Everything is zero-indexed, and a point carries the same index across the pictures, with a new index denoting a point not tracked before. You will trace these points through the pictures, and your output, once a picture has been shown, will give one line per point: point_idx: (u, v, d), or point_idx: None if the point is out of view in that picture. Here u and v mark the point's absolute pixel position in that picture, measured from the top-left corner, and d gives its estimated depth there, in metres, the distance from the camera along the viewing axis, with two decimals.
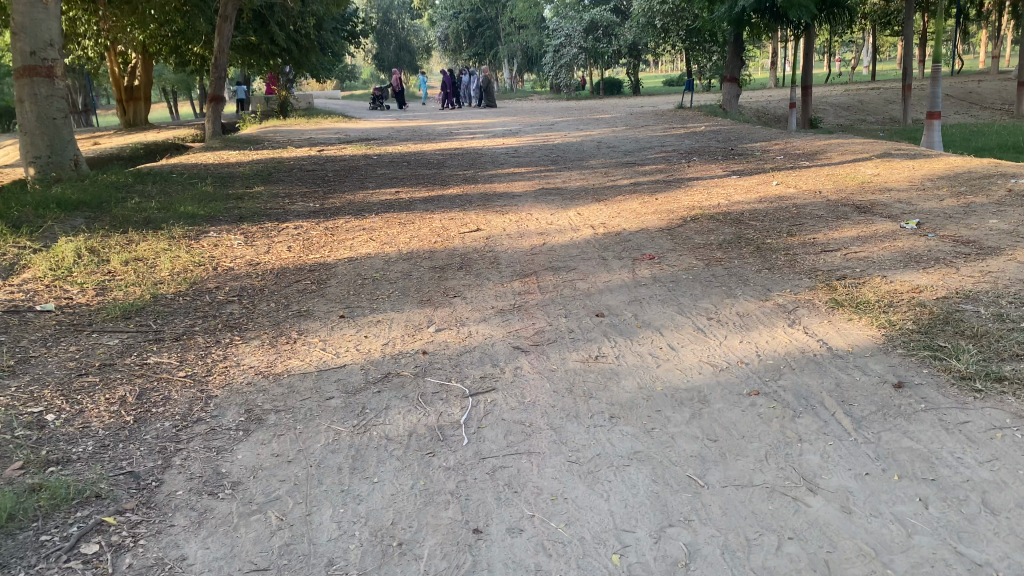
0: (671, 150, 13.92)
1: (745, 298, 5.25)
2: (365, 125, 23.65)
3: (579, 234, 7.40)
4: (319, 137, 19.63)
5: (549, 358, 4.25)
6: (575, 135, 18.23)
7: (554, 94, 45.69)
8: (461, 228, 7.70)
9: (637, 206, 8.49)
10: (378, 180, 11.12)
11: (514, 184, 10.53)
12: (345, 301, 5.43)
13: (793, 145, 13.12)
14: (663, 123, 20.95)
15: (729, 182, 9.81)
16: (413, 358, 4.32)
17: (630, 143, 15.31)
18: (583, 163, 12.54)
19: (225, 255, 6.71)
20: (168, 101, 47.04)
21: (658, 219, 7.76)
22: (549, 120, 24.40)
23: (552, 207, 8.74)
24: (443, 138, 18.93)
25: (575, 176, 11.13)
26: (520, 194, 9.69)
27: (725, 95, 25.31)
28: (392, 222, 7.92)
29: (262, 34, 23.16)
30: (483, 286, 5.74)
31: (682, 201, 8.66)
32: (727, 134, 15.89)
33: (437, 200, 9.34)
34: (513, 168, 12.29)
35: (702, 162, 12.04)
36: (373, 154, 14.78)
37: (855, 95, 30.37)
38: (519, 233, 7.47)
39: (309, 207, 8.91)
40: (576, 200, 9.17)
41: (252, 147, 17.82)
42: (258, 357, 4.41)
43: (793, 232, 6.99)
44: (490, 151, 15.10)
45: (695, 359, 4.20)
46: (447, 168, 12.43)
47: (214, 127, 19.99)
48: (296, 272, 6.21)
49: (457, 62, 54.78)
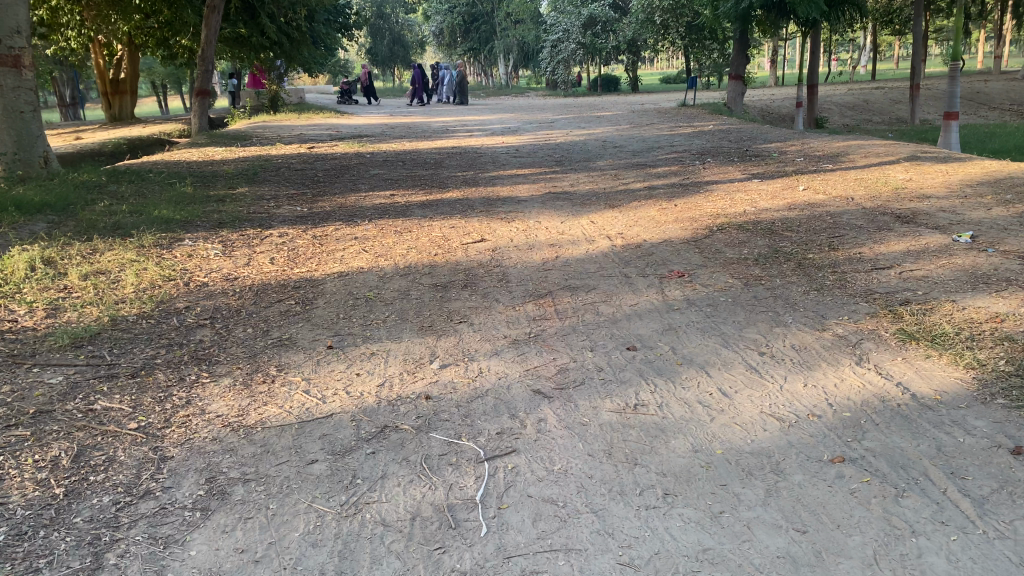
0: (681, 150, 13.21)
1: (798, 328, 4.54)
2: (358, 121, 22.89)
3: (595, 246, 6.68)
4: (311, 133, 18.85)
5: (578, 407, 3.53)
6: (578, 133, 17.49)
7: (550, 91, 44.89)
8: (464, 238, 6.97)
9: (655, 214, 7.78)
10: (372, 181, 10.38)
11: (519, 187, 9.81)
12: (333, 328, 4.70)
13: (812, 147, 12.43)
14: (668, 121, 20.21)
15: (751, 187, 9.12)
16: (414, 405, 3.60)
17: (636, 144, 14.59)
18: (590, 164, 11.81)
19: (200, 268, 5.96)
20: (155, 94, 46.02)
21: (680, 229, 7.06)
22: (549, 117, 23.66)
23: (561, 214, 8.02)
24: (439, 136, 18.17)
25: (583, 178, 10.42)
26: (525, 198, 8.98)
27: (731, 94, 24.61)
28: (388, 231, 7.19)
29: (252, 26, 22.35)
30: (492, 309, 5.02)
31: (703, 208, 7.95)
32: (738, 134, 15.18)
33: (436, 204, 8.61)
34: (515, 169, 11.58)
35: (717, 163, 11.34)
36: (366, 153, 14.03)
37: (861, 95, 29.71)
38: (528, 245, 6.75)
39: (297, 212, 8.17)
40: (587, 206, 8.45)
41: (240, 144, 17.03)
42: (228, 402, 3.67)
43: (834, 245, 6.29)
44: (490, 150, 14.37)
45: (756, 411, 3.48)
46: (445, 168, 11.70)
47: (201, 121, 19.19)
48: (279, 290, 5.47)
49: (452, 58, 53.95)
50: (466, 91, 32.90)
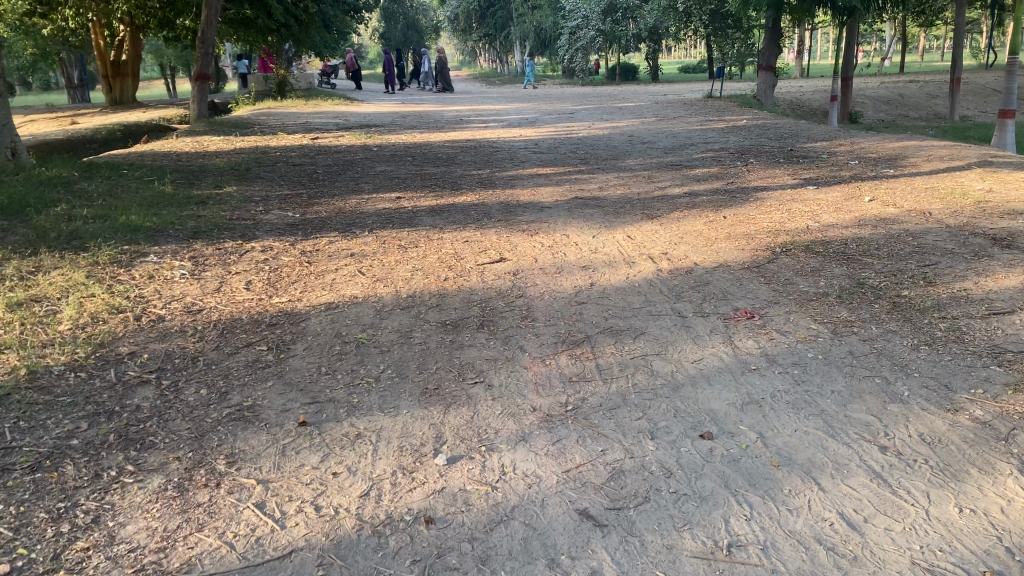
0: (718, 148, 12.07)
1: (921, 408, 3.43)
2: (368, 109, 21.86)
3: (637, 271, 5.58)
4: (316, 122, 17.80)
5: (645, 547, 2.47)
6: (601, 126, 16.36)
7: (567, 79, 43.60)
8: (479, 257, 5.89)
9: (701, 229, 6.68)
10: (377, 180, 9.33)
11: (542, 191, 8.72)
12: (310, 392, 3.63)
13: (863, 147, 11.28)
14: (696, 114, 19.00)
15: (806, 196, 8.01)
16: (408, 537, 2.53)
17: (667, 139, 13.44)
18: (619, 163, 10.70)
19: (159, 295, 4.91)
20: (163, 77, 45.02)
21: (737, 253, 5.96)
22: (568, 108, 22.45)
23: (592, 226, 6.92)
24: (453, 127, 17.08)
25: (613, 180, 9.33)
26: (550, 204, 7.88)
27: (761, 85, 23.37)
28: (391, 246, 6.12)
29: (257, 7, 21.33)
30: (514, 364, 3.93)
31: (758, 223, 6.85)
32: (777, 131, 14.02)
33: (448, 211, 7.54)
34: (537, 168, 10.51)
35: (761, 164, 10.23)
36: (374, 146, 12.96)
37: (895, 88, 28.31)
38: (555, 267, 5.66)
39: (288, 219, 7.14)
40: (621, 215, 7.37)
41: (241, 132, 15.99)
42: (150, 522, 2.62)
43: (931, 277, 5.17)
44: (508, 144, 13.29)
45: (906, 564, 2.40)
46: (459, 166, 10.62)
47: (200, 108, 18.13)
48: (250, 328, 4.41)
49: (468, 42, 52.79)
50: (447, 77, 31.87)
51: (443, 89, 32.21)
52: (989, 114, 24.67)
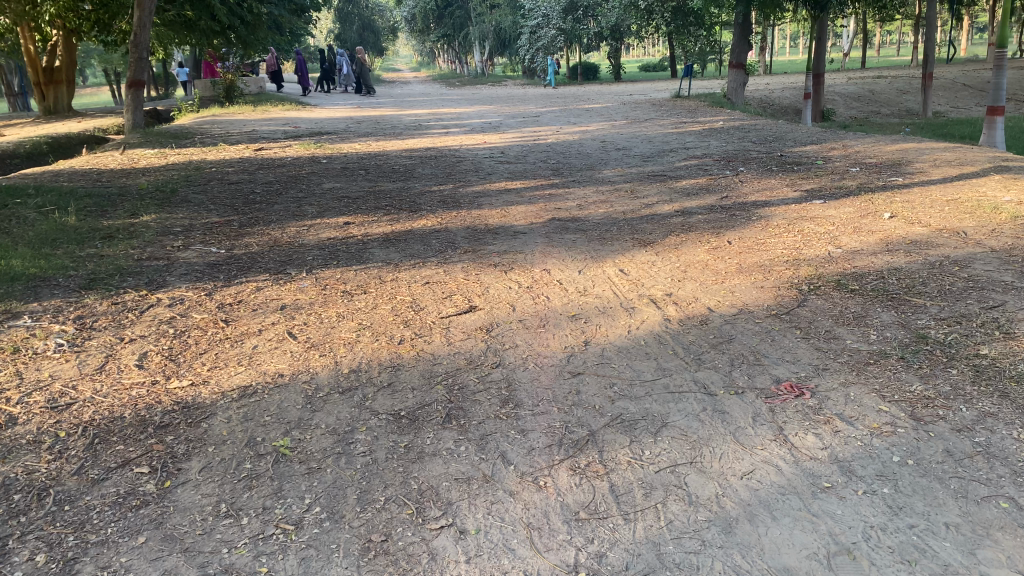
0: (701, 154, 11.09)
1: None
2: (320, 114, 20.57)
3: (641, 321, 4.49)
4: (263, 130, 16.49)
5: None
6: (569, 130, 15.32)
7: (527, 79, 42.53)
8: (441, 306, 4.75)
9: (706, 259, 5.62)
10: (324, 200, 8.15)
11: (514, 210, 7.63)
12: (200, 556, 2.49)
13: (858, 151, 10.39)
14: (669, 115, 18.05)
15: (814, 213, 7.02)
16: None
17: (644, 145, 12.42)
18: (596, 175, 9.65)
19: (19, 380, 3.70)
20: (108, 83, 43.09)
21: (756, 292, 4.90)
22: (533, 110, 21.38)
23: (576, 257, 5.83)
24: (411, 133, 15.92)
25: (593, 195, 8.27)
26: (524, 228, 6.78)
27: (731, 83, 22.45)
28: (333, 292, 4.97)
29: (199, 8, 19.87)
30: (495, 489, 2.81)
31: (769, 249, 5.82)
32: (760, 133, 13.08)
33: (404, 241, 6.39)
34: (505, 181, 9.44)
35: (752, 172, 9.26)
36: (324, 157, 11.75)
37: (864, 85, 27.70)
38: (537, 318, 4.55)
39: (212, 255, 5.95)
40: (608, 242, 6.30)
41: (179, 143, 14.65)
42: None
43: (1006, 323, 4.16)
44: (471, 153, 12.18)
45: None
46: (418, 180, 9.49)
47: (136, 117, 16.62)
48: (132, 436, 3.23)
49: (426, 43, 51.44)
50: (369, 79, 30.02)
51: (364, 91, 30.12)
52: (961, 109, 24.12)
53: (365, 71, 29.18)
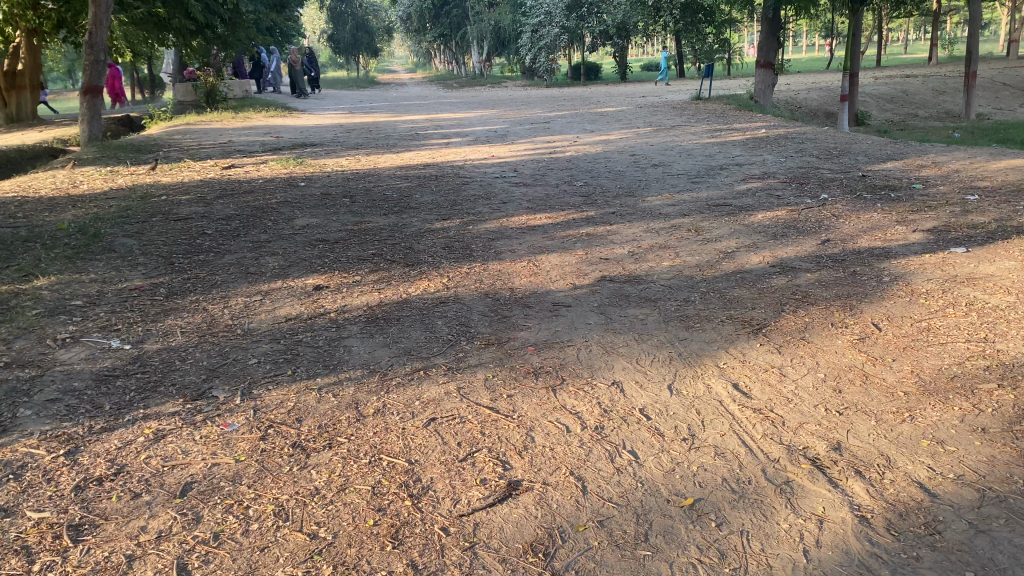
0: (760, 173, 9.11)
1: None
2: (303, 122, 18.55)
3: (817, 528, 2.52)
4: (239, 142, 14.48)
5: None
6: (589, 141, 13.37)
7: (528, 81, 40.53)
8: (458, 483, 2.76)
9: (859, 369, 3.66)
10: (293, 247, 6.16)
11: (547, 261, 5.63)
12: None
13: (959, 171, 8.44)
14: (698, 121, 16.05)
15: (967, 271, 5.05)
16: None
17: (684, 160, 10.47)
18: (641, 203, 7.68)
19: None
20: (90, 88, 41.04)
21: (982, 449, 2.93)
22: (542, 115, 19.43)
23: (657, 358, 3.86)
24: (408, 143, 13.97)
25: (647, 236, 6.29)
26: (566, 296, 4.79)
27: (760, 85, 20.48)
28: (278, 450, 3.00)
29: (173, 5, 17.85)
30: None
31: (950, 348, 3.84)
32: (818, 145, 11.13)
33: (399, 322, 4.41)
34: (528, 212, 7.48)
35: (842, 200, 7.33)
36: (303, 178, 9.78)
37: (895, 84, 25.81)
38: (631, 516, 2.58)
39: (107, 357, 3.94)
40: (694, 322, 4.32)
41: (137, 158, 12.64)
42: None
43: None
44: (480, 171, 10.23)
45: None
46: (417, 213, 7.51)
47: (94, 127, 14.47)
48: None
49: (422, 42, 49.55)
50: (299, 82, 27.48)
51: (296, 92, 27.58)
52: (1006, 110, 22.20)
53: (296, 72, 26.80)
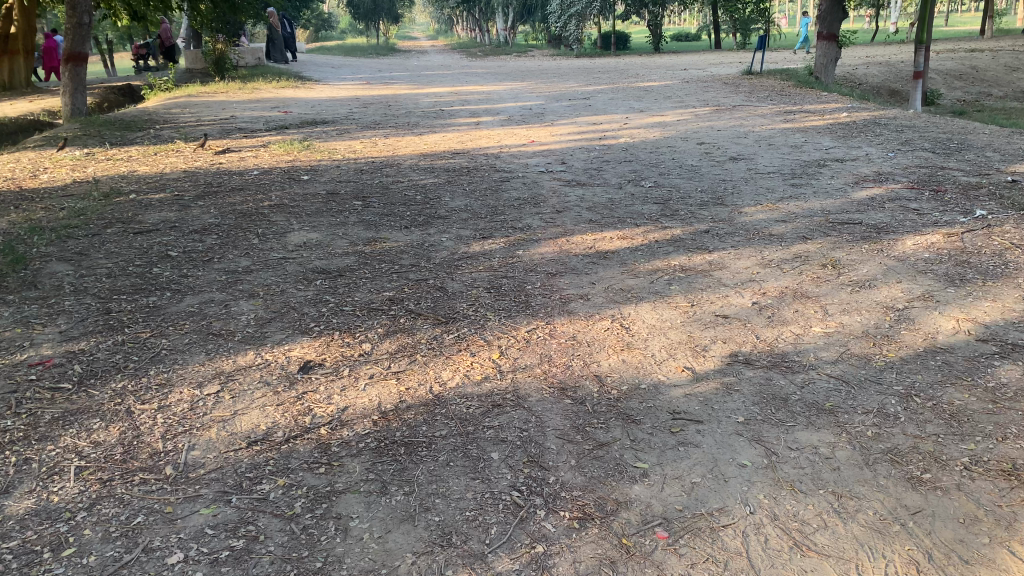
0: (874, 173, 7.30)
1: None
2: (314, 94, 16.78)
3: None
4: (240, 119, 12.76)
5: None
6: (641, 123, 11.54)
7: (555, 50, 38.33)
8: None
9: None
10: (279, 285, 4.48)
11: (639, 320, 3.91)
12: None
13: None
14: (761, 101, 14.13)
15: None
16: None
17: (768, 151, 8.67)
18: (738, 217, 5.92)
19: None
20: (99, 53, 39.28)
21: None
22: (578, 90, 17.56)
23: (894, 569, 2.16)
24: (432, 122, 12.20)
25: (767, 275, 4.54)
26: (689, 401, 3.07)
27: (821, 58, 18.42)
28: None
29: None
30: None
31: None
32: (925, 135, 9.27)
33: (431, 452, 2.72)
34: (594, 227, 5.74)
35: (1012, 219, 5.53)
36: (307, 168, 8.09)
37: (963, 59, 23.63)
38: None
39: None
40: (922, 473, 2.58)
41: (121, 137, 10.96)
42: None
43: None
44: (523, 162, 8.47)
45: None
46: (449, 225, 5.81)
47: (79, 100, 12.77)
48: None
49: (444, 7, 47.30)
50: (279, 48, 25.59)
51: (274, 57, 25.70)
52: None
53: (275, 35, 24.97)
